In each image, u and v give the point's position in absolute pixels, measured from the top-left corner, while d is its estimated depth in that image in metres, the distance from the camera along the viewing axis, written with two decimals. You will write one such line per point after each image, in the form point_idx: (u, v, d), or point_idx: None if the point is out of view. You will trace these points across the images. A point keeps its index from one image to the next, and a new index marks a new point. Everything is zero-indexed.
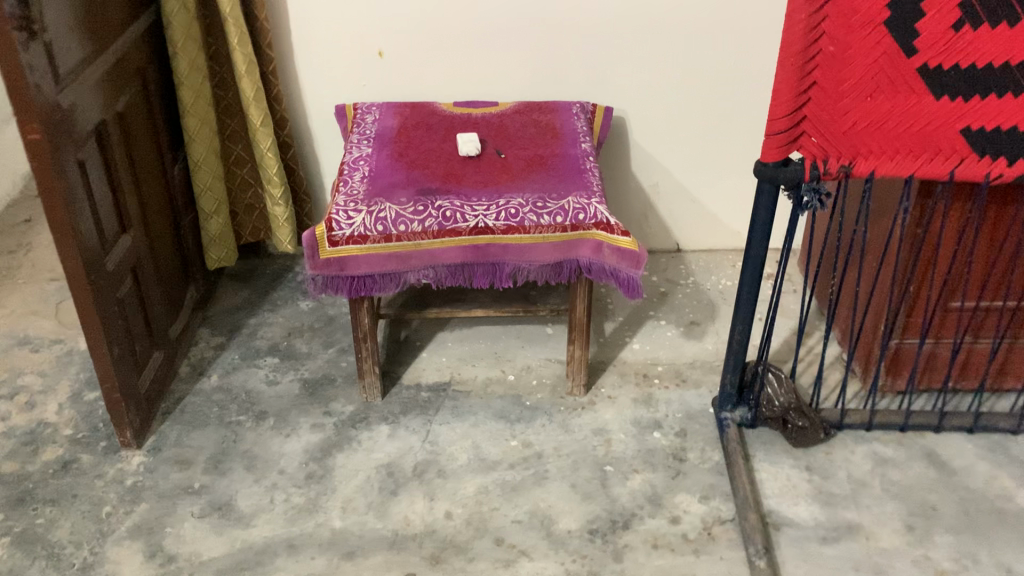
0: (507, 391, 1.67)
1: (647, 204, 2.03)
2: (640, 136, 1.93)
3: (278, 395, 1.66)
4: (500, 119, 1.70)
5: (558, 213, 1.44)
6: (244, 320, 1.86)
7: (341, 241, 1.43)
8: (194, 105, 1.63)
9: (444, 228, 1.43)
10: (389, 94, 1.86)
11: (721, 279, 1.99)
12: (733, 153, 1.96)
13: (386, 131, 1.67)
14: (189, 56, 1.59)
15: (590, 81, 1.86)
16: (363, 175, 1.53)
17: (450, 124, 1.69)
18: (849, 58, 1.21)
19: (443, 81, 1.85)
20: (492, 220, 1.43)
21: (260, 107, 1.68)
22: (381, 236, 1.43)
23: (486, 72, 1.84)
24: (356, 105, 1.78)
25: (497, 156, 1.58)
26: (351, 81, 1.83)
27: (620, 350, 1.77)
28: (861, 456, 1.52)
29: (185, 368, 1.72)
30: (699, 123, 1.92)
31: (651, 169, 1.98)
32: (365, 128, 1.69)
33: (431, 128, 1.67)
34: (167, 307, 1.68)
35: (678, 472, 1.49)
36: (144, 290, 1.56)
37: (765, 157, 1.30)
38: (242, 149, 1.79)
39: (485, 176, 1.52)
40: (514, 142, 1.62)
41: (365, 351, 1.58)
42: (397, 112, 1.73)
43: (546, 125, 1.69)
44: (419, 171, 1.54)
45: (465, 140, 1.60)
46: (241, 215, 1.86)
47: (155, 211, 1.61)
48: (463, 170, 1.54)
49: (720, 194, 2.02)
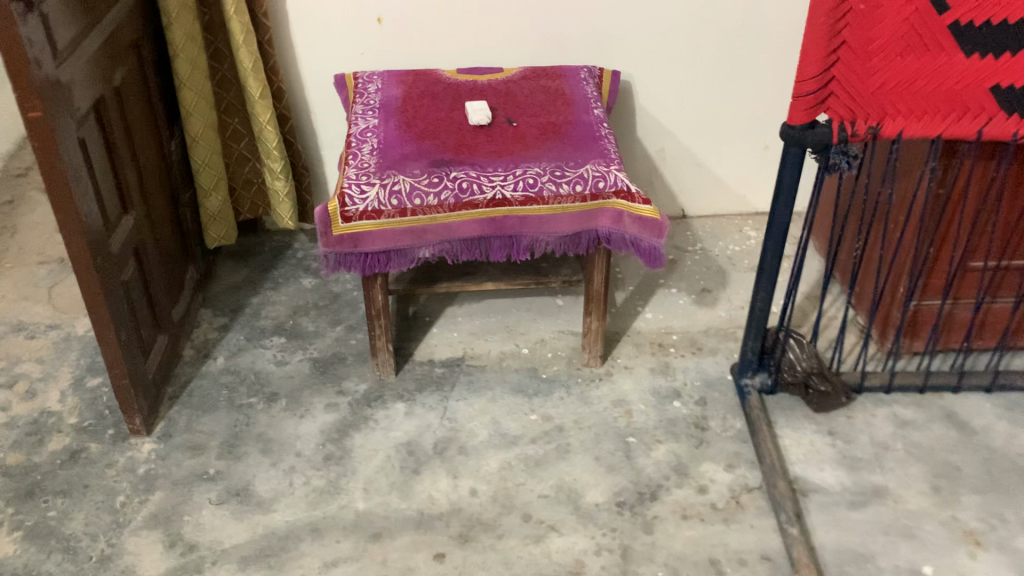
0: (522, 364, 1.64)
1: (652, 170, 2.00)
2: (645, 100, 1.90)
3: (288, 375, 1.62)
4: (508, 86, 1.66)
5: (577, 182, 1.41)
6: (247, 299, 1.81)
7: (354, 217, 1.39)
8: (191, 78, 1.57)
9: (460, 201, 1.40)
10: (389, 63, 1.80)
11: (729, 245, 1.97)
12: (740, 116, 1.93)
13: (391, 101, 1.62)
14: (184, 26, 1.52)
15: (596, 45, 1.81)
16: (372, 148, 1.48)
17: (456, 93, 1.64)
18: (880, 16, 1.17)
19: (445, 48, 1.79)
20: (510, 192, 1.40)
21: (258, 78, 1.63)
22: (395, 210, 1.39)
23: (489, 38, 1.79)
24: (356, 74, 1.72)
25: (509, 125, 1.54)
26: (350, 50, 1.77)
27: (633, 319, 1.75)
28: (881, 419, 1.52)
29: (189, 351, 1.68)
30: (705, 87, 1.89)
31: (657, 134, 1.95)
32: (369, 98, 1.63)
33: (437, 98, 1.63)
34: (169, 289, 1.62)
35: (701, 441, 1.47)
36: (146, 273, 1.51)
37: (792, 120, 1.28)
38: (239, 122, 1.73)
39: (499, 146, 1.49)
40: (525, 110, 1.58)
41: (378, 329, 1.54)
42: (401, 80, 1.68)
43: (555, 91, 1.65)
44: (430, 142, 1.49)
45: (475, 108, 1.56)
46: (240, 191, 1.80)
47: (154, 190, 1.55)
48: (475, 141, 1.50)
49: (726, 159, 2.00)
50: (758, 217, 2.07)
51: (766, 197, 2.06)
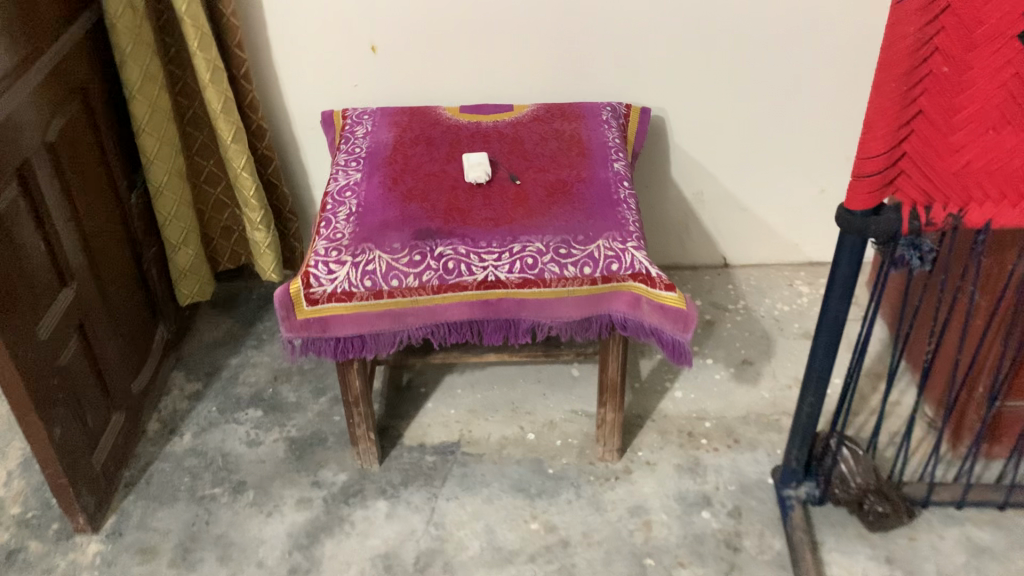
0: (527, 454, 1.42)
1: (689, 215, 1.75)
2: (681, 138, 1.65)
3: (260, 460, 1.43)
4: (516, 131, 1.43)
5: (586, 261, 1.17)
6: (224, 361, 1.62)
7: (321, 299, 1.17)
8: (151, 123, 1.37)
9: (446, 282, 1.17)
10: (386, 97, 1.59)
11: (776, 305, 1.72)
12: (791, 156, 1.67)
13: (379, 149, 1.40)
14: (142, 64, 1.32)
15: (623, 76, 1.57)
16: (348, 212, 1.26)
17: (455, 140, 1.41)
18: (969, 81, 0.92)
19: (450, 82, 1.57)
20: (504, 272, 1.17)
21: (231, 120, 1.42)
22: (369, 292, 1.17)
23: (499, 68, 1.56)
24: (344, 112, 1.51)
25: (511, 183, 1.31)
26: (341, 83, 1.56)
27: (659, 398, 1.52)
28: (952, 543, 1.26)
29: (153, 426, 1.49)
30: (752, 122, 1.63)
31: (694, 175, 1.69)
32: (356, 144, 1.42)
33: (431, 148, 1.40)
34: (127, 360, 1.43)
35: (732, 566, 1.24)
36: (93, 350, 1.32)
37: (851, 203, 1.02)
38: (214, 164, 1.53)
39: (497, 211, 1.25)
40: (532, 164, 1.34)
41: (357, 417, 1.34)
42: (394, 122, 1.47)
43: (569, 137, 1.41)
44: (416, 205, 1.27)
45: (471, 162, 1.33)
46: (218, 239, 1.61)
47: (107, 249, 1.36)
48: (469, 205, 1.27)
49: (774, 202, 1.73)
50: (811, 268, 1.81)
51: (820, 245, 1.79)
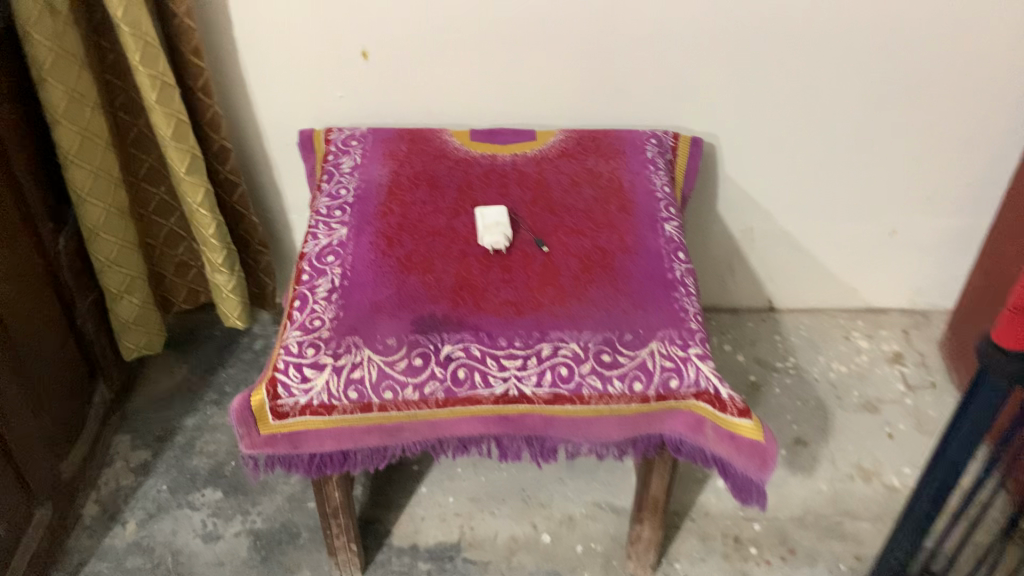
0: (541, 564, 1.18)
1: (735, 254, 1.49)
2: (733, 168, 1.37)
3: (218, 562, 1.18)
4: (541, 173, 1.15)
5: (636, 374, 0.91)
6: (178, 423, 1.36)
7: (291, 413, 0.91)
8: (81, 153, 1.07)
9: (454, 394, 0.91)
10: (380, 111, 1.30)
11: (832, 366, 1.48)
12: (862, 191, 1.40)
13: (369, 191, 1.11)
14: (66, 81, 1.02)
15: (669, 96, 1.29)
16: (329, 287, 0.99)
17: (464, 183, 1.13)
18: None
19: (460, 96, 1.29)
20: (530, 385, 0.90)
21: (185, 148, 1.13)
22: (355, 405, 0.91)
23: (519, 82, 1.28)
24: (327, 133, 1.22)
25: (536, 250, 1.03)
26: (323, 92, 1.27)
27: (699, 489, 1.28)
28: None
29: (90, 509, 1.24)
30: (819, 153, 1.35)
31: (745, 211, 1.43)
32: (342, 182, 1.13)
33: (435, 194, 1.11)
34: (55, 438, 1.17)
35: None
36: (8, 442, 1.05)
37: (1003, 339, 0.73)
38: (166, 192, 1.24)
39: (519, 293, 0.98)
40: (562, 224, 1.07)
41: (336, 528, 1.08)
42: (389, 150, 1.18)
43: (608, 183, 1.13)
44: (416, 279, 1.00)
45: (485, 220, 1.05)
46: (171, 276, 1.33)
47: (25, 312, 1.08)
48: (484, 282, 1.00)
49: (834, 243, 1.48)
50: (870, 316, 1.57)
51: (881, 291, 1.55)
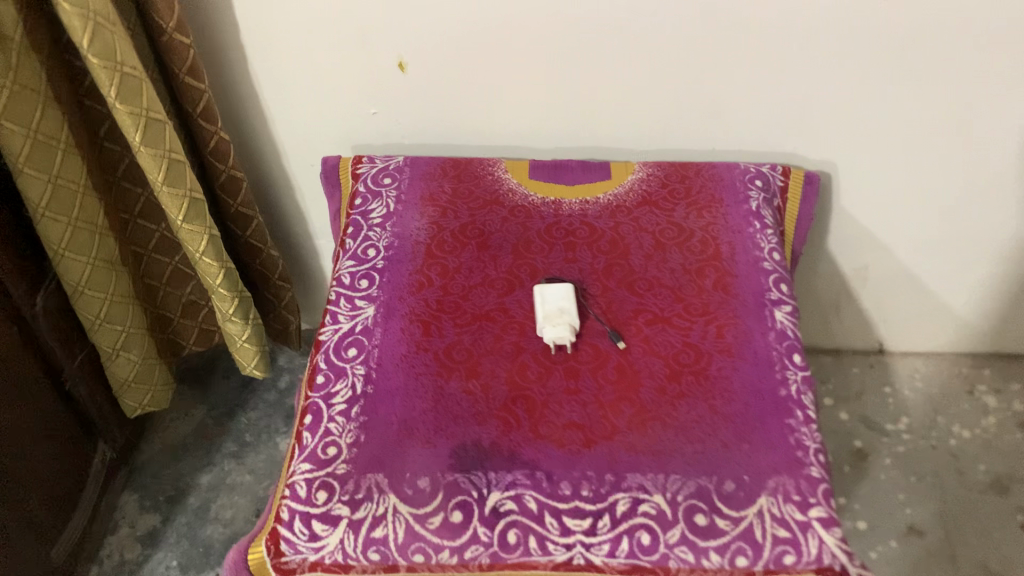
0: None
1: (843, 293, 1.26)
2: (852, 201, 1.12)
3: None
4: (616, 230, 0.92)
5: (742, 545, 0.69)
6: (192, 480, 1.21)
7: (298, 569, 0.72)
8: (53, 206, 0.88)
9: (502, 559, 0.71)
10: (423, 131, 1.08)
11: (953, 430, 1.25)
12: (1013, 233, 1.13)
13: (403, 253, 0.90)
14: (25, 125, 0.81)
15: (779, 121, 1.04)
16: (349, 396, 0.79)
17: (519, 242, 0.91)
18: None
19: (521, 117, 1.06)
20: (602, 553, 0.70)
21: (180, 193, 0.92)
22: (378, 565, 0.72)
23: (590, 100, 1.03)
24: (356, 163, 1.00)
25: (610, 346, 0.81)
26: (353, 109, 1.04)
27: None
28: None
29: None
30: (962, 187, 1.09)
31: (860, 247, 1.18)
32: (371, 237, 0.92)
33: (483, 257, 0.90)
34: (40, 520, 1.01)
35: None
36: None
37: None
38: (166, 230, 1.05)
39: (588, 412, 0.77)
40: (642, 307, 0.85)
41: None
42: (430, 192, 0.96)
43: (701, 245, 0.90)
44: (455, 384, 0.79)
45: (543, 310, 0.82)
46: (179, 318, 1.14)
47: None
48: (542, 394, 0.78)
49: (966, 285, 1.22)
50: (1000, 364, 1.32)
51: (1016, 337, 1.29)
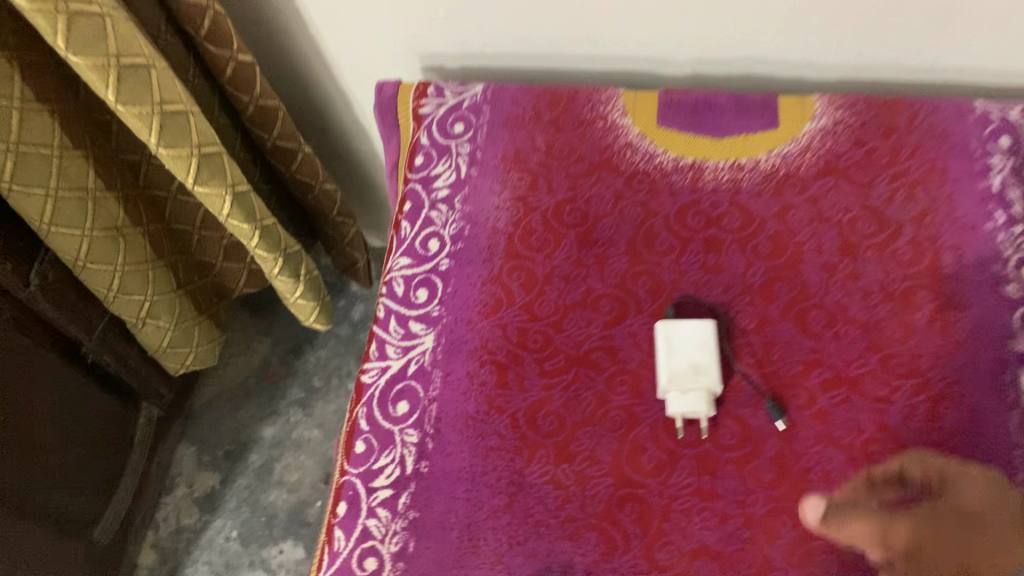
0: None
1: None
2: None
3: None
4: (782, 219, 0.63)
5: None
6: (253, 433, 1.07)
7: None
8: (20, 176, 0.66)
9: None
10: (514, 39, 0.77)
11: None
12: None
13: (476, 248, 0.65)
14: None
15: None
16: (397, 479, 0.58)
17: (638, 234, 0.64)
18: None
19: (650, 31, 0.74)
20: None
21: (184, 153, 0.68)
22: None
23: (752, 8, 0.69)
24: (419, 93, 0.72)
25: (765, 423, 0.56)
26: (416, 12, 0.75)
27: None
28: None
29: (146, 558, 1.00)
30: None
31: None
32: (434, 221, 0.67)
33: (586, 259, 0.64)
34: (76, 506, 0.88)
35: None
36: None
37: None
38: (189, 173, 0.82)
39: (731, 534, 0.54)
40: (816, 358, 0.58)
41: None
42: (518, 150, 0.69)
43: (911, 251, 0.61)
44: (539, 470, 0.57)
45: (669, 368, 0.57)
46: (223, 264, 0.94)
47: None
48: (663, 497, 0.55)
49: None
50: None
51: None
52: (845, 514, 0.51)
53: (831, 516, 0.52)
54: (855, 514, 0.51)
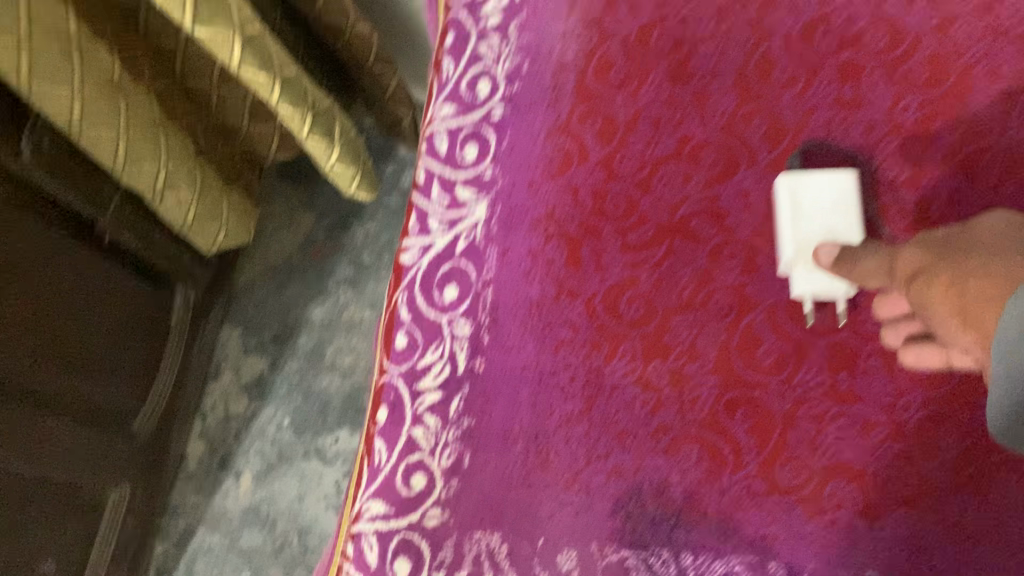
0: None
1: None
2: None
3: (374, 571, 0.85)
4: (943, 35, 0.48)
5: None
6: (302, 308, 0.95)
7: None
8: None
9: None
10: None
11: None
12: None
13: (539, 89, 0.51)
14: None
15: None
16: (448, 380, 0.47)
17: (748, 63, 0.49)
18: None
19: None
20: None
21: None
22: None
23: None
24: None
25: None
26: None
27: None
28: None
29: (194, 449, 0.92)
30: None
31: None
32: (484, 56, 0.53)
33: (681, 98, 0.50)
34: (110, 399, 0.77)
35: None
36: (26, 470, 0.65)
37: None
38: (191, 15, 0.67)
39: (875, 447, 0.42)
40: None
41: None
42: None
43: None
44: (623, 367, 0.45)
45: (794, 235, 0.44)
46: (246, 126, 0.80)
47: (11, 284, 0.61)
48: (786, 400, 0.43)
49: None
50: None
51: None
52: (864, 253, 0.41)
53: (844, 255, 0.41)
54: (871, 253, 0.41)
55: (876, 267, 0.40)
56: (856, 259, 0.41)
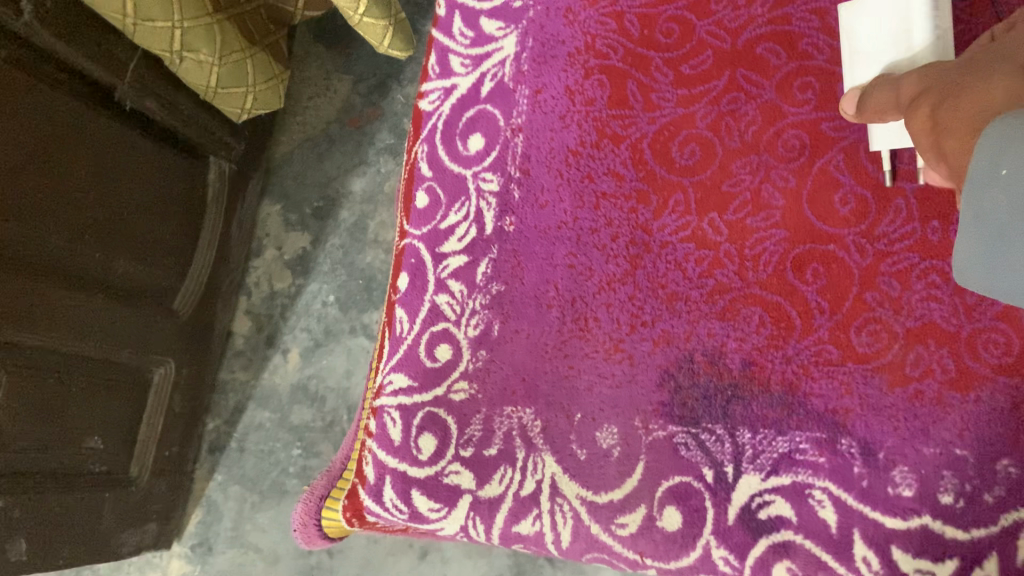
0: None
1: None
2: None
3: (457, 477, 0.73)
4: None
5: None
6: (346, 191, 0.76)
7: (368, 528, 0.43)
8: None
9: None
10: None
11: None
12: None
13: None
14: None
15: None
16: (474, 243, 0.42)
17: None
18: None
19: None
20: None
21: None
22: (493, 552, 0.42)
23: None
24: None
25: None
26: None
27: None
28: None
29: (241, 324, 0.75)
30: None
31: None
32: None
33: None
34: (144, 276, 0.62)
35: None
36: (22, 344, 0.50)
37: None
38: None
39: (972, 308, 0.35)
40: None
41: None
42: None
43: None
44: (673, 223, 0.39)
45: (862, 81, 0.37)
46: None
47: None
48: (865, 254, 0.37)
49: None
50: None
51: None
52: (879, 89, 0.33)
53: (864, 96, 0.34)
54: (888, 84, 0.33)
55: (887, 99, 0.32)
56: (875, 96, 0.33)
